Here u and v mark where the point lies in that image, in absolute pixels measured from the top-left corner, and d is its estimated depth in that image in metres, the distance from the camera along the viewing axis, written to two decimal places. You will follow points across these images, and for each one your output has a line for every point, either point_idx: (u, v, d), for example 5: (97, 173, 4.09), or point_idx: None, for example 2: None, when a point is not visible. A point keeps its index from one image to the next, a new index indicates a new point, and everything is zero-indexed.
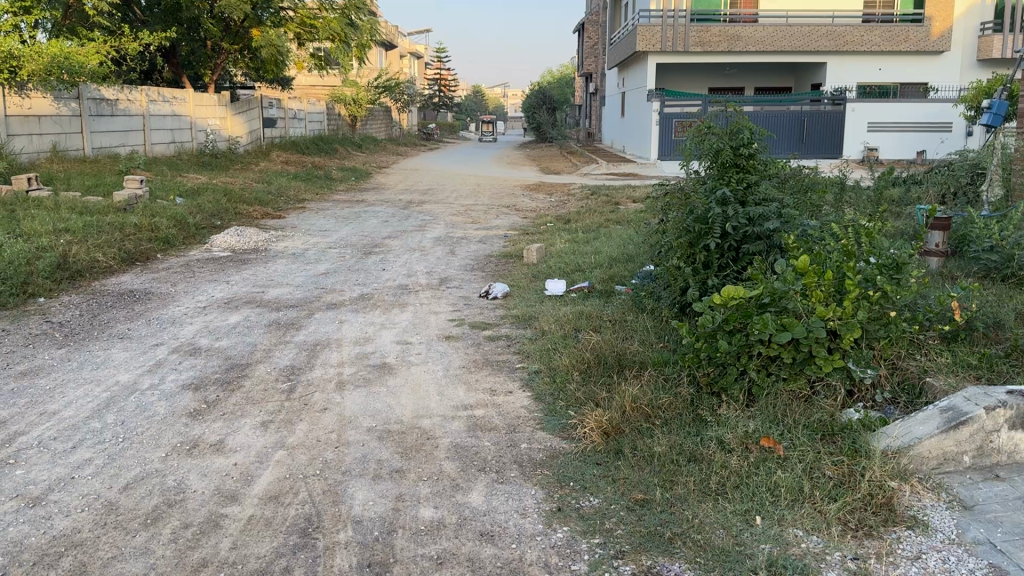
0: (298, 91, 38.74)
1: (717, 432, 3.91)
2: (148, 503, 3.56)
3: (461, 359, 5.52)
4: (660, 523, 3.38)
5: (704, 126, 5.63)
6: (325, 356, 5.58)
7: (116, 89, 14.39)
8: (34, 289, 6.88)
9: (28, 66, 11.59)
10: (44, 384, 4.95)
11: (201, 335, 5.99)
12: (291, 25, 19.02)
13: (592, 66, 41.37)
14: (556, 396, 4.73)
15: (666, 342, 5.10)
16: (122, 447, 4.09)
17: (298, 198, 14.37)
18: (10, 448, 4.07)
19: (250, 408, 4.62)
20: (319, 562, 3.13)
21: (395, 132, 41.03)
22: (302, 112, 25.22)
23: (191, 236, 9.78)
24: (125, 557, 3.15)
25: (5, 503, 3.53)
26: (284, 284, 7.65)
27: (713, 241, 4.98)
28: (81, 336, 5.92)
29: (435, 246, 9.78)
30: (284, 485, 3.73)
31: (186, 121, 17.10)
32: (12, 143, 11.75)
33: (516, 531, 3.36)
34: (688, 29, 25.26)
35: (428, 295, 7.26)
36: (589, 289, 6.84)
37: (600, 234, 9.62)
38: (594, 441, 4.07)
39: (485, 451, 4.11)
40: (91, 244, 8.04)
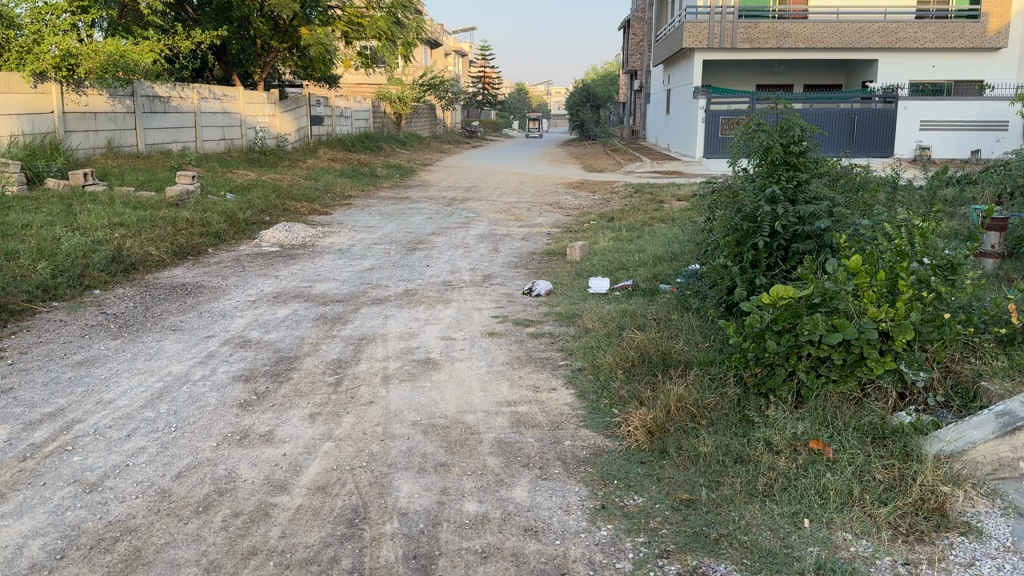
0: (344, 90, 39.13)
1: (765, 433, 3.86)
2: (200, 491, 3.64)
3: (505, 355, 5.54)
4: (706, 523, 3.35)
5: (753, 123, 5.57)
6: (370, 350, 5.64)
7: (168, 86, 14.70)
8: (90, 282, 7.08)
9: (86, 65, 11.90)
10: (100, 373, 5.09)
11: (251, 328, 6.10)
12: (339, 24, 19.28)
13: (638, 63, 41.08)
14: (599, 394, 4.71)
15: (712, 341, 5.05)
16: (174, 436, 4.18)
17: (344, 195, 14.51)
18: (68, 435, 4.19)
19: (298, 400, 4.69)
20: (366, 553, 3.16)
21: (439, 130, 41.27)
22: (348, 110, 25.48)
23: (241, 231, 9.95)
24: (178, 543, 3.22)
25: (64, 488, 3.64)
26: (330, 279, 7.75)
27: (762, 240, 4.90)
28: (135, 328, 6.07)
29: (479, 243, 9.80)
30: (331, 477, 3.78)
31: (237, 119, 17.41)
32: (68, 139, 12.08)
33: (560, 527, 3.36)
34: (735, 25, 24.92)
35: (471, 291, 7.30)
36: (633, 287, 6.81)
37: (644, 232, 9.56)
38: (639, 440, 4.04)
39: (528, 447, 4.11)
40: (144, 238, 8.22)
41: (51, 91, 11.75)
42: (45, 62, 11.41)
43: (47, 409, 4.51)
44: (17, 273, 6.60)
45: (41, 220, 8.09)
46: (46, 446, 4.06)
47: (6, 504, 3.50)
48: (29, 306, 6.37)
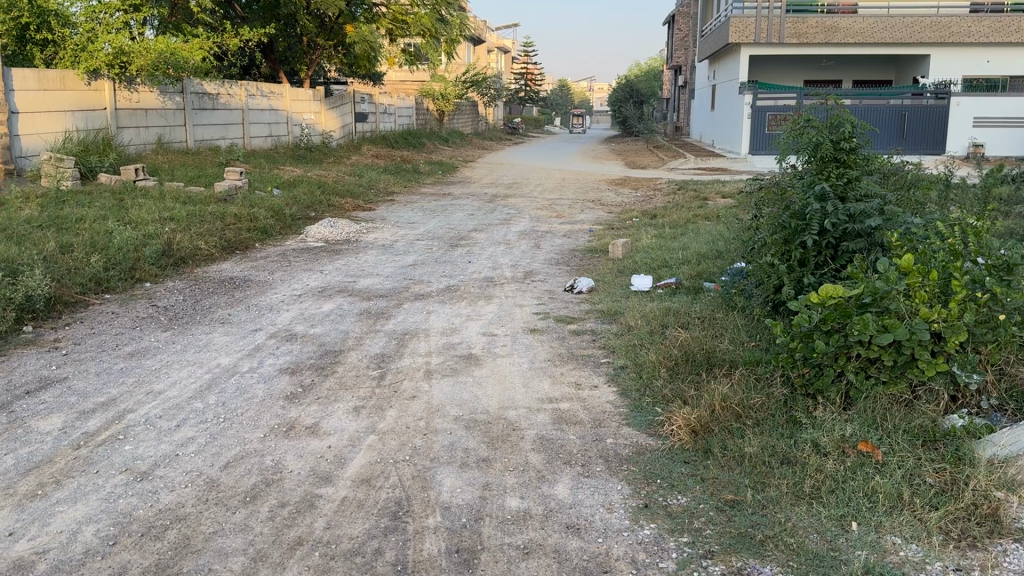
0: (388, 87, 39.43)
1: (812, 434, 3.80)
2: (247, 481, 3.70)
3: (546, 352, 5.53)
4: (751, 524, 3.31)
5: (802, 119, 5.51)
6: (413, 345, 5.68)
7: (217, 84, 14.97)
8: (141, 275, 7.25)
9: (137, 62, 12.13)
10: (151, 365, 5.20)
11: (297, 322, 6.18)
12: (384, 21, 19.49)
13: (682, 59, 40.66)
14: (641, 393, 4.68)
15: (758, 341, 4.98)
16: (223, 427, 4.26)
17: (387, 191, 14.62)
18: (120, 424, 4.30)
19: (343, 393, 4.75)
20: (409, 546, 3.19)
21: (482, 127, 41.40)
22: (392, 107, 25.69)
23: (287, 227, 10.10)
24: (226, 532, 3.28)
25: (115, 476, 3.73)
26: (374, 275, 7.81)
27: (811, 237, 4.82)
28: (185, 320, 6.20)
29: (520, 240, 9.80)
30: (375, 469, 3.82)
31: (283, 116, 17.67)
32: (121, 135, 12.36)
33: (602, 525, 3.34)
34: (783, 20, 24.50)
35: (513, 288, 7.30)
36: (677, 285, 6.76)
37: (687, 229, 9.48)
38: (682, 440, 4.00)
39: (571, 444, 4.10)
40: (194, 233, 8.38)
41: (104, 88, 12.02)
42: (98, 60, 11.70)
43: (100, 399, 4.63)
44: (71, 265, 6.78)
45: (95, 214, 8.28)
46: (99, 435, 4.16)
47: (61, 490, 3.60)
48: (82, 298, 6.55)
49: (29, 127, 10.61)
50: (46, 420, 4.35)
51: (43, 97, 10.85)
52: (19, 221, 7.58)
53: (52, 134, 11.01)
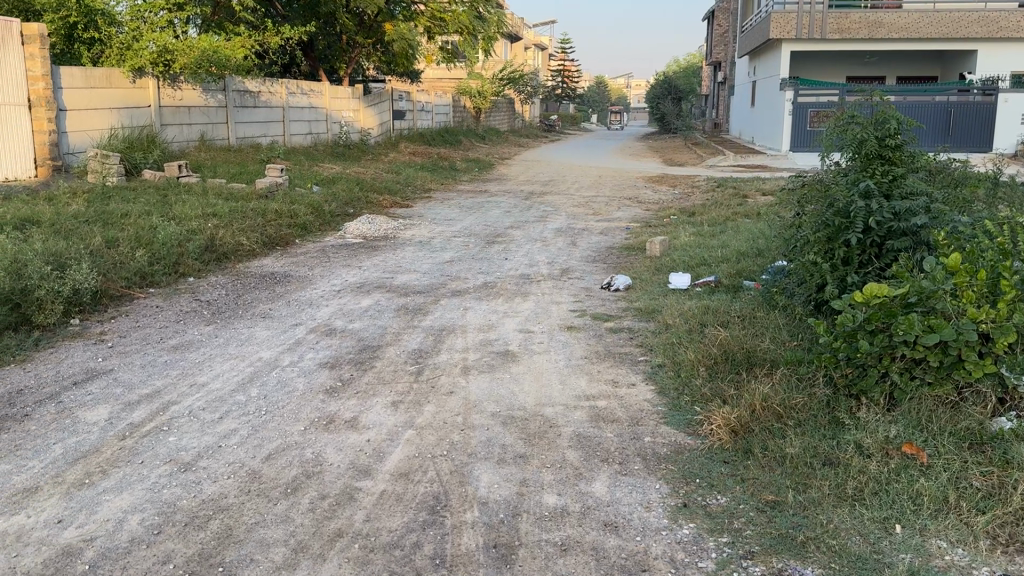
0: (425, 85, 39.65)
1: (855, 436, 3.75)
2: (289, 473, 3.75)
3: (583, 350, 5.51)
4: (791, 526, 3.27)
5: (847, 116, 5.44)
6: (450, 341, 5.70)
7: (258, 82, 15.18)
8: (185, 269, 7.38)
9: (181, 60, 12.32)
10: (194, 357, 5.30)
11: (336, 317, 6.24)
12: (422, 19, 19.64)
13: (722, 55, 40.25)
14: (680, 391, 4.65)
15: (800, 341, 4.93)
16: (264, 420, 4.32)
17: (424, 188, 14.70)
18: (164, 415, 4.38)
19: (381, 388, 4.79)
20: (447, 540, 3.20)
21: (518, 124, 41.41)
22: (429, 104, 25.80)
23: (326, 223, 10.20)
24: (267, 523, 3.33)
25: (160, 466, 3.81)
26: (411, 271, 7.86)
27: (855, 235, 4.75)
28: (227, 314, 6.29)
29: (557, 237, 9.79)
30: (413, 464, 3.84)
31: (323, 113, 17.86)
32: (164, 132, 12.59)
33: (640, 524, 3.33)
34: (825, 15, 24.11)
35: (550, 285, 7.30)
36: (716, 284, 6.70)
37: (726, 227, 9.39)
38: (722, 439, 3.97)
39: (608, 442, 4.08)
40: (236, 228, 8.50)
41: (148, 86, 12.23)
42: (143, 58, 11.90)
43: (145, 391, 4.72)
44: (117, 260, 6.93)
45: (139, 210, 8.44)
46: (144, 426, 4.25)
47: (108, 479, 3.68)
48: (127, 292, 6.69)
49: (76, 124, 10.85)
50: (93, 410, 4.44)
51: (90, 94, 11.09)
52: (67, 216, 7.75)
53: (98, 131, 11.25)
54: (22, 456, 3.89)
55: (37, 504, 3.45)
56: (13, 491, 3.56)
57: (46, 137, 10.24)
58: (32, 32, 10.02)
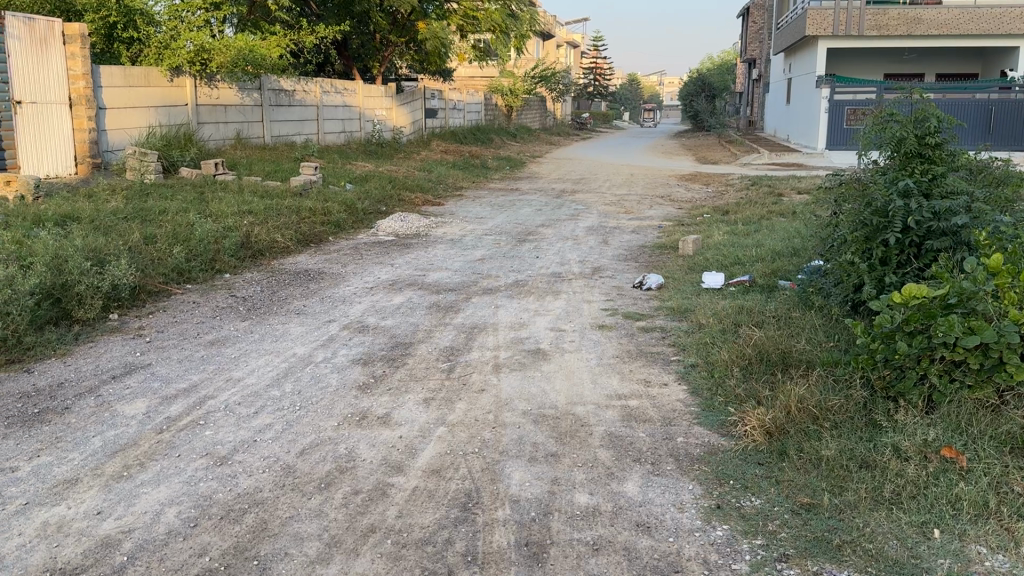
0: (457, 83, 39.74)
1: (893, 438, 3.69)
2: (323, 468, 3.79)
3: (615, 349, 5.49)
4: (827, 529, 3.23)
5: (885, 113, 5.36)
6: (482, 339, 5.72)
7: (293, 80, 15.33)
8: (221, 266, 7.49)
9: (218, 60, 12.48)
10: (230, 353, 5.37)
11: (369, 314, 6.29)
12: (454, 17, 19.72)
13: (757, 52, 39.83)
14: (713, 391, 4.61)
15: (836, 341, 4.87)
16: (299, 415, 4.37)
17: (456, 186, 14.75)
18: (201, 409, 4.45)
19: (413, 385, 4.82)
20: (479, 537, 3.21)
21: (550, 122, 41.34)
22: (461, 102, 25.86)
23: (359, 221, 10.27)
24: (302, 518, 3.36)
25: (197, 460, 3.86)
26: (443, 268, 7.90)
27: (893, 235, 4.67)
28: (262, 310, 6.37)
29: (588, 236, 9.78)
30: (445, 460, 3.86)
31: (356, 112, 17.99)
32: (201, 131, 12.79)
33: (673, 524, 3.31)
34: (862, 12, 23.72)
35: (581, 283, 7.29)
36: (750, 283, 6.65)
37: (760, 226, 9.30)
38: (757, 441, 3.94)
39: (640, 442, 4.07)
40: (271, 225, 8.61)
41: (185, 85, 12.41)
42: (180, 57, 12.08)
43: (182, 385, 4.80)
44: (154, 256, 7.04)
45: (176, 207, 8.57)
46: (181, 420, 4.32)
47: (146, 472, 3.75)
48: (165, 288, 6.80)
49: (116, 122, 11.06)
50: (131, 404, 4.52)
51: (128, 93, 11.27)
52: (106, 213, 7.90)
53: (136, 130, 11.44)
54: (63, 448, 3.98)
55: (77, 495, 3.53)
56: (54, 483, 3.64)
57: (86, 135, 10.46)
58: (73, 32, 10.23)
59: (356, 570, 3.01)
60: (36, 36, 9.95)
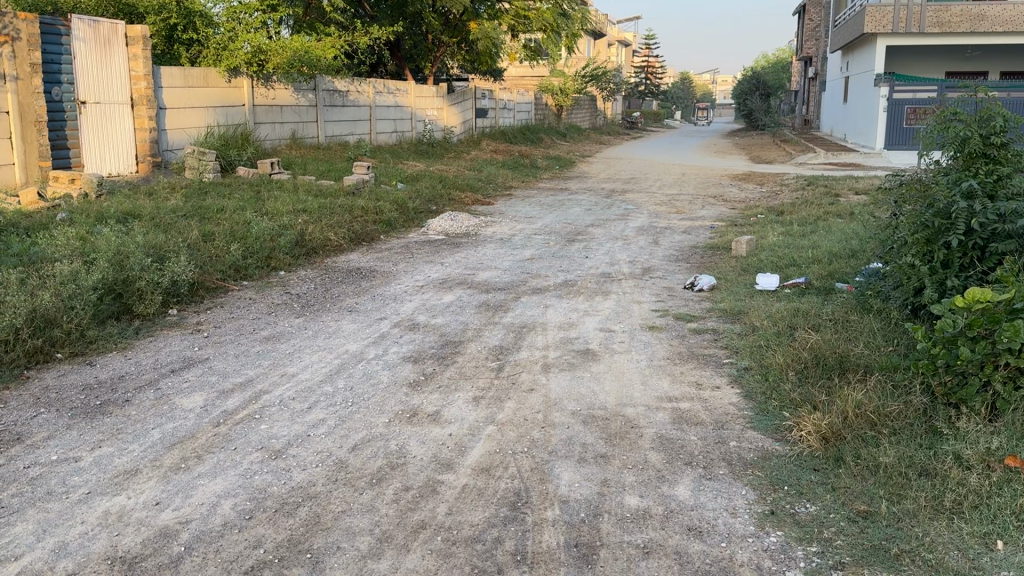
0: (508, 83, 39.83)
1: (954, 446, 3.59)
2: (374, 463, 3.85)
3: (665, 350, 5.46)
4: (885, 537, 3.16)
5: (949, 112, 5.23)
6: (531, 338, 5.73)
7: (347, 81, 15.54)
8: (276, 263, 7.64)
9: (274, 60, 12.83)
10: (285, 349, 5.47)
11: (419, 312, 6.35)
12: (506, 17, 19.72)
13: (814, 50, 39.08)
14: (767, 395, 4.55)
15: (896, 346, 4.77)
16: (351, 411, 4.44)
17: (505, 186, 14.78)
18: (257, 403, 4.54)
19: (463, 383, 4.85)
20: (529, 537, 3.22)
21: (600, 122, 41.11)
22: (511, 102, 25.91)
23: (410, 220, 10.37)
24: (354, 512, 3.41)
25: (252, 453, 3.95)
26: (492, 268, 7.93)
27: (956, 237, 4.55)
28: (316, 307, 6.48)
29: (639, 236, 9.72)
30: (494, 459, 3.87)
31: (407, 112, 18.16)
32: (257, 130, 13.07)
33: (725, 529, 3.28)
34: (924, 8, 22.99)
35: (632, 284, 7.25)
36: (806, 285, 6.53)
37: (817, 227, 9.14)
38: (812, 446, 3.87)
39: (691, 445, 4.04)
40: (324, 224, 8.74)
41: (243, 85, 12.67)
42: (238, 58, 12.37)
43: (239, 379, 4.91)
44: (212, 254, 7.21)
45: (234, 205, 8.76)
46: (237, 413, 4.42)
47: (203, 464, 3.84)
48: (222, 284, 6.96)
49: (175, 122, 11.36)
50: (188, 398, 4.64)
51: (188, 93, 11.56)
52: (166, 211, 8.10)
53: (196, 129, 11.73)
54: (123, 439, 4.10)
55: (137, 486, 3.64)
56: (116, 473, 3.75)
57: (147, 135, 10.78)
58: (135, 34, 10.52)
59: (406, 566, 3.03)
60: (100, 38, 10.27)
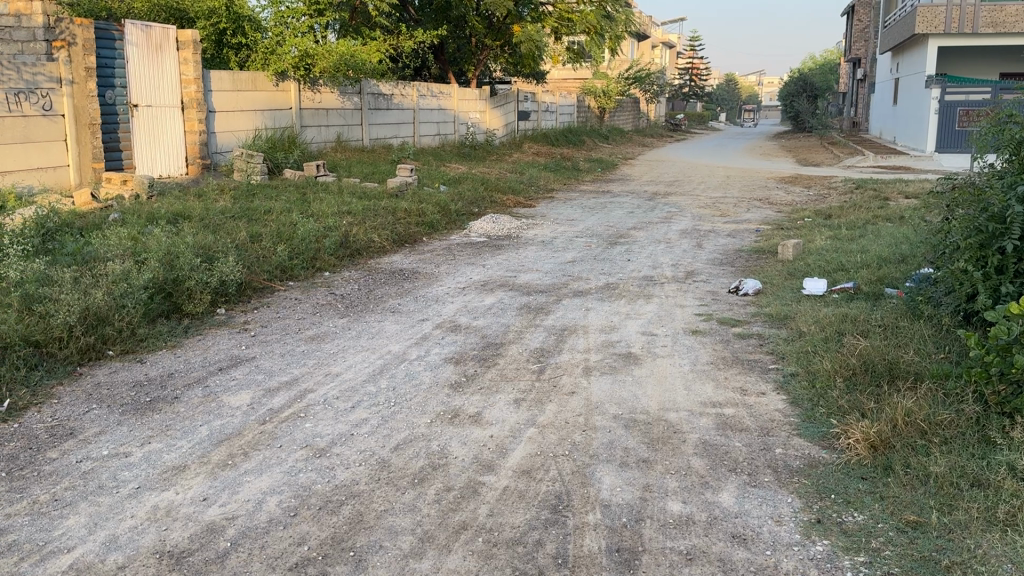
0: (550, 85, 39.83)
1: (1009, 457, 3.50)
2: (417, 463, 3.88)
3: (709, 355, 5.41)
4: (935, 549, 3.09)
5: (1004, 114, 5.11)
6: (572, 341, 5.73)
7: (392, 84, 15.69)
8: (321, 264, 7.75)
9: (320, 63, 13.02)
10: (329, 348, 5.55)
11: (461, 313, 6.39)
12: (550, 20, 19.72)
13: (863, 50, 38.40)
14: (814, 402, 4.48)
15: (947, 353, 4.67)
16: (394, 411, 4.49)
17: (547, 188, 14.79)
18: (302, 402, 4.61)
19: (504, 384, 4.87)
20: (570, 540, 3.22)
21: (642, 124, 40.85)
22: (554, 104, 25.91)
23: (453, 221, 10.44)
24: (396, 511, 3.45)
25: (298, 451, 4.01)
26: (534, 270, 7.94)
27: (1010, 242, 4.43)
28: (359, 308, 6.56)
29: (682, 239, 9.66)
30: (535, 461, 3.88)
31: (450, 115, 18.28)
32: (304, 133, 13.30)
33: (770, 537, 3.23)
34: (977, 8, 22.54)
35: (675, 287, 7.21)
36: (855, 290, 6.42)
37: (867, 231, 8.97)
38: (860, 454, 3.80)
39: (736, 452, 3.99)
40: (369, 226, 8.85)
41: (290, 89, 12.90)
42: (286, 62, 12.62)
43: (284, 378, 4.99)
44: (260, 254, 7.35)
45: (281, 207, 8.91)
46: (283, 412, 4.49)
47: (249, 462, 3.91)
48: (268, 284, 7.09)
49: (224, 125, 11.60)
50: (236, 396, 4.73)
51: (237, 96, 11.79)
52: (215, 212, 8.28)
53: (244, 132, 11.99)
54: (172, 436, 4.19)
55: (184, 482, 3.72)
56: (165, 468, 3.84)
57: (196, 137, 10.98)
58: (186, 38, 10.75)
59: (448, 566, 3.06)
60: (152, 42, 10.51)
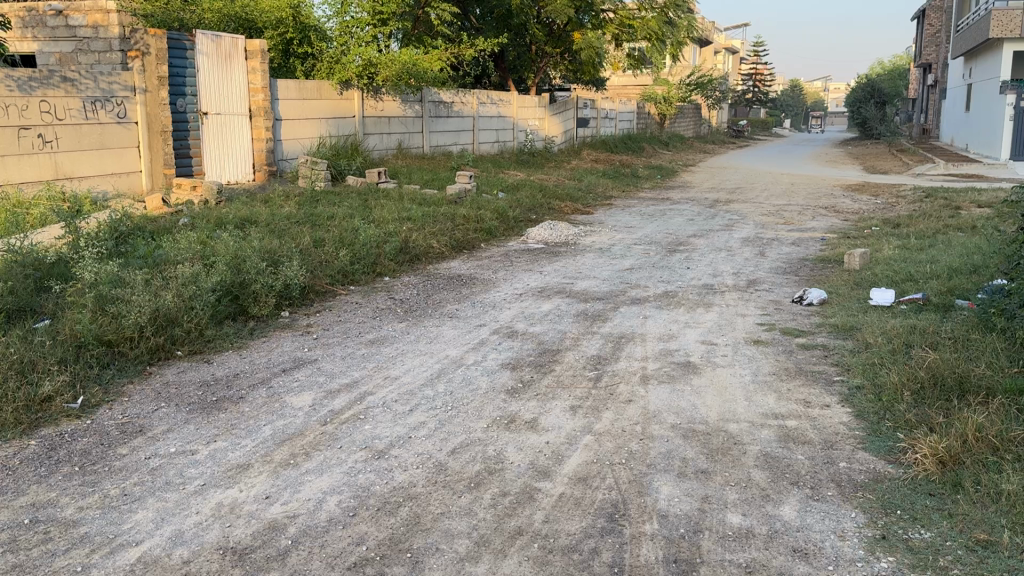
0: (611, 92, 39.66)
1: None
2: (473, 468, 3.90)
3: (771, 365, 5.32)
4: (1007, 569, 2.98)
5: None
6: (629, 349, 5.70)
7: (452, 92, 15.84)
8: (382, 269, 7.88)
9: (383, 73, 13.21)
10: (388, 352, 5.64)
11: (518, 319, 6.42)
12: (611, 27, 19.60)
13: (935, 55, 37.32)
14: (880, 416, 4.36)
15: (1021, 367, 4.50)
16: (451, 415, 4.53)
17: (606, 195, 14.72)
18: (361, 404, 4.70)
19: (560, 391, 4.87)
20: (626, 550, 3.20)
21: (704, 130, 40.31)
22: (613, 112, 25.77)
23: (511, 228, 10.50)
24: (452, 515, 3.48)
25: (357, 452, 4.08)
26: (591, 277, 7.92)
27: None
28: (418, 312, 6.65)
29: (743, 247, 9.51)
30: (591, 469, 3.88)
31: (510, 122, 18.38)
32: (367, 140, 13.53)
33: (833, 553, 3.17)
34: None
35: (735, 296, 7.11)
36: (924, 301, 6.24)
37: (936, 240, 8.71)
38: (928, 469, 3.69)
39: (798, 465, 3.91)
40: (428, 232, 8.97)
41: (353, 97, 13.16)
42: (349, 71, 12.83)
43: (345, 380, 5.09)
44: (323, 258, 7.50)
45: (343, 213, 9.08)
46: (343, 413, 4.58)
47: (310, 462, 3.99)
48: (330, 288, 7.23)
49: (290, 133, 11.92)
50: (298, 396, 4.84)
51: (303, 105, 12.10)
52: (280, 217, 8.49)
53: (310, 139, 12.28)
54: (237, 435, 4.32)
55: (248, 479, 3.82)
56: (228, 466, 3.96)
57: (263, 145, 11.32)
58: (255, 48, 11.09)
59: (504, 571, 3.08)
60: (222, 52, 10.86)
